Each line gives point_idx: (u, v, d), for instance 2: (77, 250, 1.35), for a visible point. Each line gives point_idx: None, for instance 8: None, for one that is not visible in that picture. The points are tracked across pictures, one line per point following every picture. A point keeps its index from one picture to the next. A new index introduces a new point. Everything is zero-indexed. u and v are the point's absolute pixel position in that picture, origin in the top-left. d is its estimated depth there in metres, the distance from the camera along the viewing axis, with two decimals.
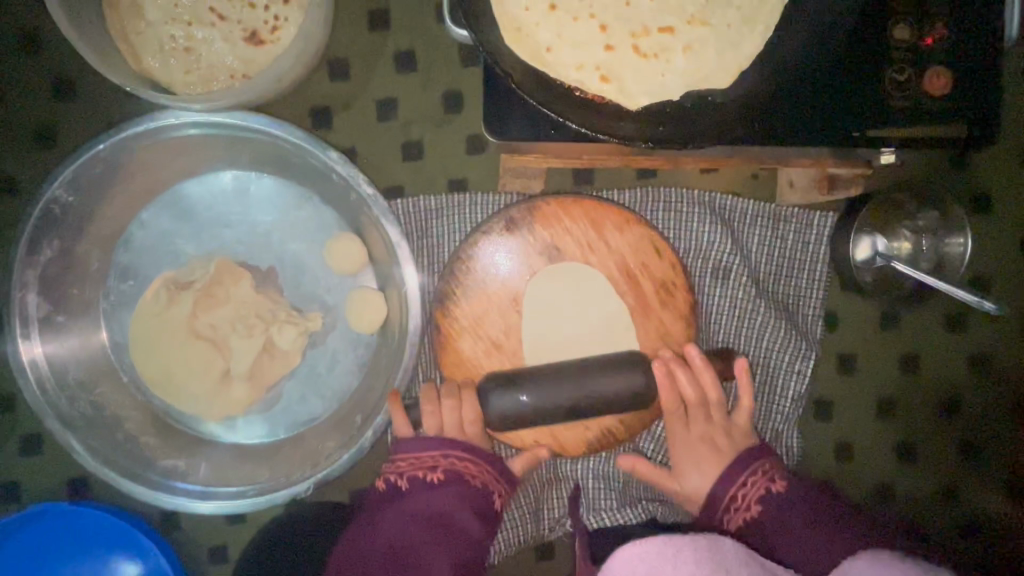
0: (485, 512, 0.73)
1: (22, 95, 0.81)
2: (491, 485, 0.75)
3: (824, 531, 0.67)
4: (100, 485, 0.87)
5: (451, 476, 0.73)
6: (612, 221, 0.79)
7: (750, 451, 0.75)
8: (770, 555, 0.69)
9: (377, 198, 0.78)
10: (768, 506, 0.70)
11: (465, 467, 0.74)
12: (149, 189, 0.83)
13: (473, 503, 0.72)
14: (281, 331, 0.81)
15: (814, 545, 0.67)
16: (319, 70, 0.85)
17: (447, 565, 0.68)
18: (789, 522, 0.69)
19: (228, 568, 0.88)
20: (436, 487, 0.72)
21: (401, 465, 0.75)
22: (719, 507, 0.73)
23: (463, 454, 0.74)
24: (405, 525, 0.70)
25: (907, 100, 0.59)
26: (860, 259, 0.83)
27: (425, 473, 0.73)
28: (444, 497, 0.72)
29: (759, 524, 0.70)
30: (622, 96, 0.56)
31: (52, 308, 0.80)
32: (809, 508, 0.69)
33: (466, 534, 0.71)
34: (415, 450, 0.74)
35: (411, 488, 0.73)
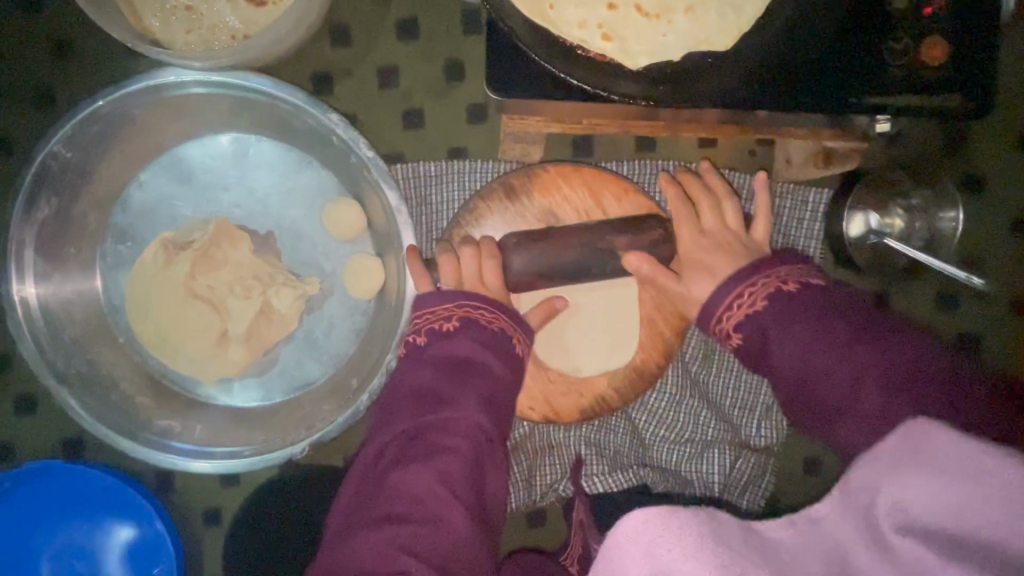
0: (504, 351, 0.64)
1: (21, 52, 0.81)
2: (509, 331, 0.66)
3: (881, 376, 0.52)
4: (95, 447, 0.87)
5: (465, 323, 0.64)
6: (610, 190, 0.79)
7: (759, 264, 0.63)
8: (762, 358, 0.60)
9: (378, 161, 0.78)
10: (766, 313, 0.60)
11: (480, 313, 0.65)
12: (149, 150, 0.83)
13: (491, 343, 0.63)
14: (279, 294, 0.81)
15: (819, 364, 0.55)
16: (321, 35, 0.84)
17: (476, 401, 0.59)
18: (806, 351, 0.56)
19: (222, 531, 0.89)
20: (451, 337, 0.63)
21: (419, 324, 0.67)
22: (712, 321, 0.64)
23: (494, 313, 0.66)
24: (416, 371, 0.62)
25: (903, 70, 0.60)
26: (853, 235, 0.84)
27: (438, 325, 0.65)
28: (455, 347, 0.62)
29: (758, 326, 0.60)
30: (623, 56, 0.56)
31: (48, 267, 0.80)
32: (815, 315, 0.57)
33: (489, 370, 0.62)
34: (433, 303, 0.67)
35: (431, 340, 0.64)
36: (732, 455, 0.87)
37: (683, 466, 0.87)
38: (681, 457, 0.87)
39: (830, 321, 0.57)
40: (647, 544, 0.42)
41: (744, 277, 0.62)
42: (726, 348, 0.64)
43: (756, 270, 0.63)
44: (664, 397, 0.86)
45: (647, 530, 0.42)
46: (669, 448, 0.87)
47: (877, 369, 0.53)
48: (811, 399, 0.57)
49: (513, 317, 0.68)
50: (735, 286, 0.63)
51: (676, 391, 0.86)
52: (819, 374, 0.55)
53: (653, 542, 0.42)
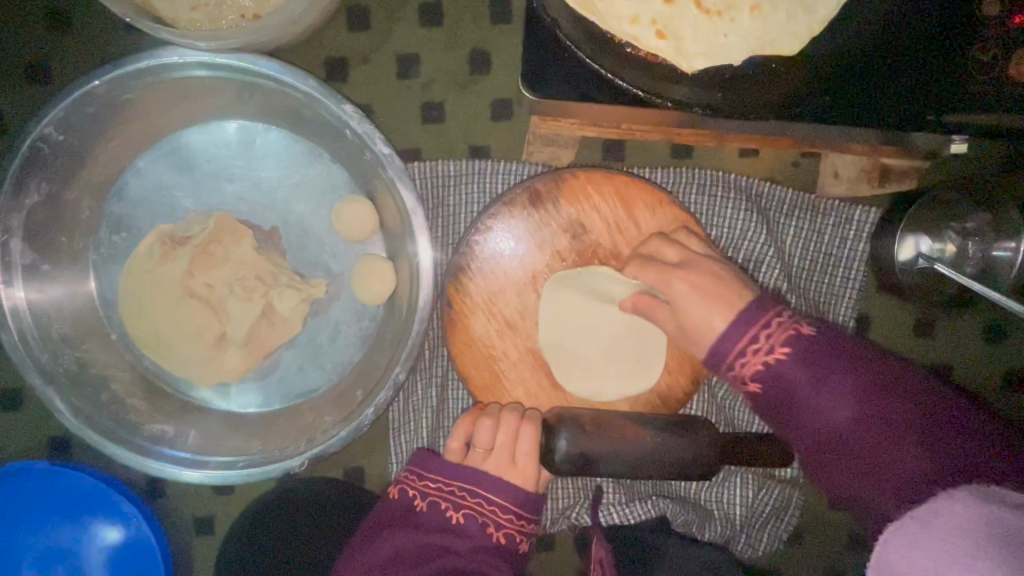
0: (510, 559, 0.65)
1: (14, 23, 0.75)
2: (518, 531, 0.66)
3: (912, 427, 0.49)
4: (84, 447, 0.82)
5: (470, 520, 0.65)
6: (644, 200, 0.73)
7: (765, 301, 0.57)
8: (789, 415, 0.54)
9: (394, 158, 0.72)
10: (793, 362, 0.53)
11: (491, 511, 0.65)
12: (148, 135, 0.77)
13: (500, 558, 0.64)
14: (282, 296, 0.76)
15: (835, 408, 0.51)
16: (337, 17, 0.78)
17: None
18: (834, 403, 0.51)
19: (214, 541, 0.84)
20: (455, 526, 0.64)
21: (428, 493, 0.67)
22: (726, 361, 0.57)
23: (502, 528, 0.65)
24: (416, 548, 0.63)
25: (987, 84, 0.53)
26: (903, 259, 0.77)
27: (446, 507, 0.65)
28: (454, 545, 0.63)
29: (777, 380, 0.53)
30: (678, 56, 0.50)
31: (37, 256, 0.74)
32: (839, 365, 0.52)
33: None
34: (442, 472, 0.68)
35: (430, 514, 0.65)
36: (757, 486, 0.82)
37: (702, 496, 0.82)
38: (700, 486, 0.82)
39: (854, 361, 0.53)
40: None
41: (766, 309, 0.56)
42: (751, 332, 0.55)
43: (764, 310, 0.57)
44: None
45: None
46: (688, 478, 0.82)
47: (901, 461, 0.48)
48: (836, 458, 0.52)
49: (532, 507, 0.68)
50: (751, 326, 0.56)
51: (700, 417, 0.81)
52: (846, 417, 0.51)
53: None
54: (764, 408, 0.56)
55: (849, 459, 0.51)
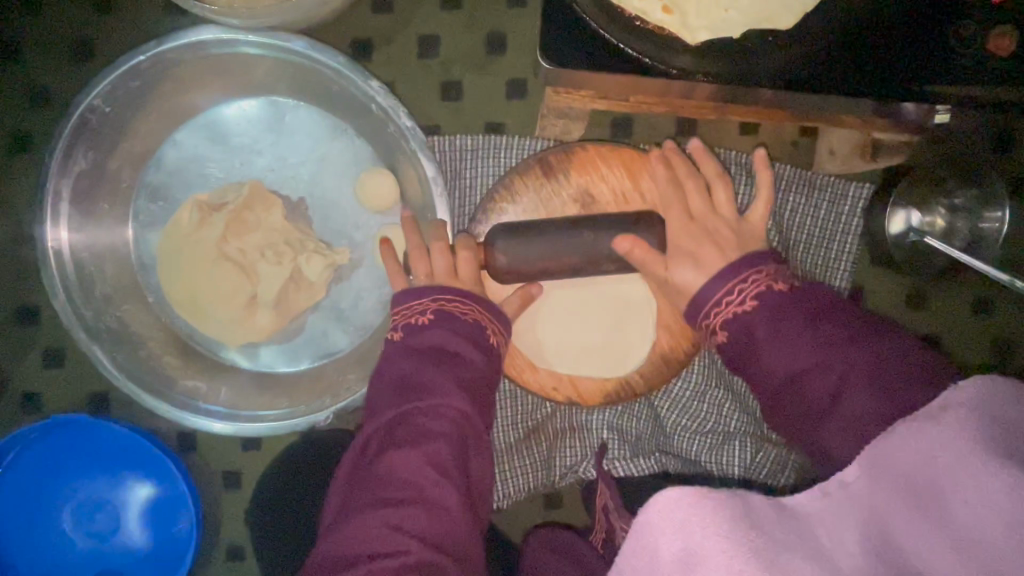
0: (482, 345, 0.62)
1: (62, 3, 0.80)
2: (488, 322, 0.65)
3: (870, 375, 0.51)
4: (121, 403, 0.87)
5: (441, 316, 0.63)
6: (650, 173, 0.78)
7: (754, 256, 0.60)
8: (754, 359, 0.56)
9: (416, 132, 0.77)
10: (759, 316, 0.56)
11: (455, 307, 0.64)
12: (185, 109, 0.83)
13: (471, 335, 0.62)
14: (309, 261, 0.81)
15: (809, 358, 0.53)
16: (363, 0, 0.83)
17: (457, 389, 0.57)
18: (791, 346, 0.54)
19: (241, 495, 0.90)
20: (426, 328, 0.62)
21: (395, 321, 0.65)
22: (706, 307, 0.60)
23: (472, 305, 0.64)
24: (401, 362, 0.60)
25: (971, 58, 0.58)
26: (893, 232, 0.83)
27: (415, 319, 0.64)
28: (436, 339, 0.61)
29: (741, 330, 0.57)
30: (682, 28, 0.55)
31: (82, 221, 0.80)
32: (810, 311, 0.55)
33: (467, 360, 0.60)
34: (408, 299, 0.65)
35: (408, 332, 0.63)
36: (755, 448, 0.85)
37: (703, 457, 0.86)
38: (701, 448, 0.86)
39: (825, 312, 0.56)
40: (679, 522, 0.39)
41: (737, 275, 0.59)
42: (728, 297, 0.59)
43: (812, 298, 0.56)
44: (688, 387, 0.86)
45: (680, 508, 0.39)
46: (690, 439, 0.86)
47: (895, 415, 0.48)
48: (797, 400, 0.55)
49: (492, 311, 0.66)
50: (728, 279, 0.59)
51: (701, 382, 0.85)
52: (805, 369, 0.53)
53: (685, 520, 0.38)
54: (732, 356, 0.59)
55: (807, 401, 0.54)
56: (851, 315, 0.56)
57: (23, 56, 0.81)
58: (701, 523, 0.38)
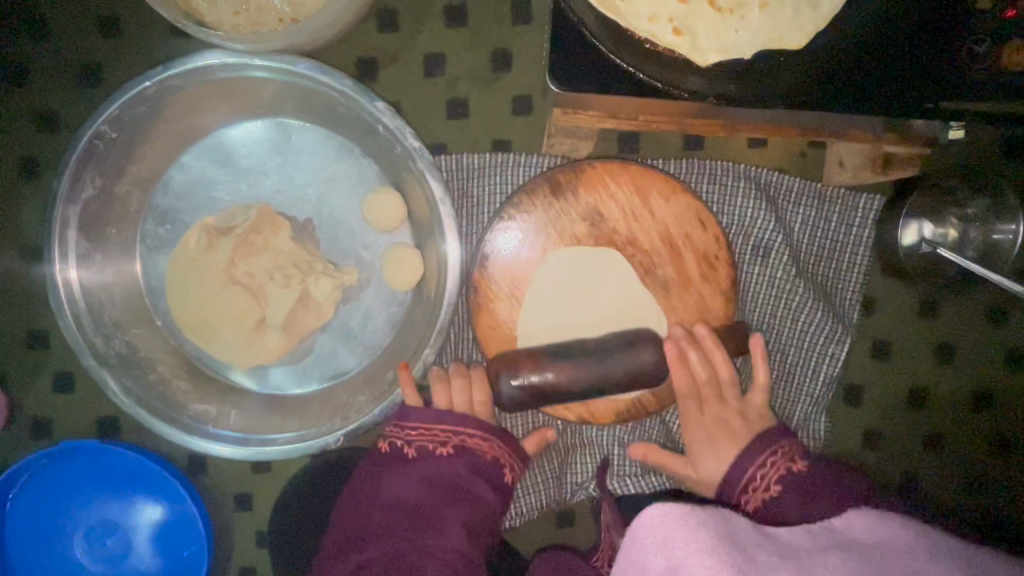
0: (496, 484, 0.72)
1: (67, 29, 0.80)
2: (503, 458, 0.74)
3: (863, 493, 0.64)
4: (132, 427, 0.87)
5: (461, 451, 0.71)
6: (658, 189, 0.77)
7: (763, 440, 0.70)
8: (782, 522, 0.63)
9: (423, 152, 0.77)
10: (779, 494, 0.65)
11: (477, 443, 0.72)
12: (191, 132, 0.82)
13: (487, 476, 0.71)
14: (318, 283, 0.80)
15: (821, 492, 0.64)
16: (367, 20, 0.83)
17: (460, 530, 0.66)
18: (807, 490, 0.64)
19: (252, 517, 0.89)
20: (446, 460, 0.70)
21: (413, 434, 0.72)
22: (738, 488, 0.68)
23: (494, 442, 0.73)
24: (409, 485, 0.69)
25: (982, 72, 0.57)
26: (906, 243, 0.82)
27: (434, 446, 0.71)
28: (449, 473, 0.69)
29: (771, 510, 0.64)
30: (693, 51, 0.54)
31: (90, 246, 0.80)
32: (814, 465, 0.67)
33: (481, 502, 0.70)
34: (424, 420, 0.73)
35: (423, 455, 0.71)
36: None
37: None
38: None
39: (838, 490, 0.64)
40: (663, 539, 0.46)
41: None
42: None
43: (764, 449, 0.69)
44: None
45: (663, 524, 0.47)
46: None
47: (835, 481, 0.65)
48: (809, 503, 0.63)
49: (506, 441, 0.75)
50: (753, 461, 0.69)
51: None
52: None
53: (669, 536, 0.46)
54: (763, 515, 0.65)
55: (817, 499, 0.63)
56: (850, 477, 0.67)
57: (30, 83, 0.81)
58: (682, 540, 0.45)
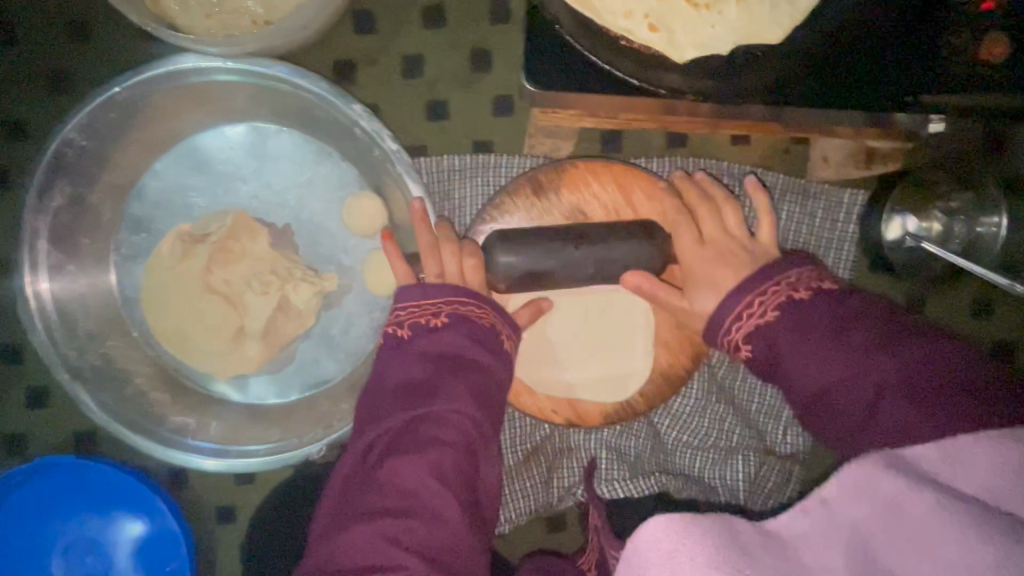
0: (494, 347, 0.62)
1: (34, 34, 0.78)
2: (497, 325, 0.64)
3: (899, 378, 0.48)
4: (109, 440, 0.85)
5: (453, 318, 0.61)
6: (642, 188, 0.77)
7: (772, 266, 0.58)
8: (776, 371, 0.55)
9: (402, 154, 0.76)
10: (778, 323, 0.55)
11: (467, 308, 0.62)
12: (165, 138, 0.81)
13: (484, 339, 0.61)
14: (297, 289, 0.79)
15: (829, 371, 0.51)
16: (343, 21, 0.82)
17: (465, 395, 0.56)
18: (824, 359, 0.52)
19: (235, 530, 0.87)
20: (440, 331, 0.60)
21: (402, 315, 0.62)
22: (719, 336, 0.59)
23: (485, 307, 0.63)
24: (405, 365, 0.59)
25: (959, 67, 0.57)
26: (890, 238, 0.82)
27: (425, 320, 0.61)
28: (441, 342, 0.59)
29: (762, 346, 0.55)
30: (670, 47, 0.53)
31: (61, 257, 0.77)
32: (822, 325, 0.53)
33: (478, 364, 0.59)
34: (414, 298, 0.63)
35: (417, 334, 0.61)
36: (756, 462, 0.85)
37: (706, 472, 0.85)
38: (704, 463, 0.85)
39: (845, 321, 0.53)
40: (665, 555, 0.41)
41: (754, 284, 0.57)
42: (738, 317, 0.57)
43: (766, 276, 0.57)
44: (688, 401, 0.85)
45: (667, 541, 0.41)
46: (691, 455, 0.85)
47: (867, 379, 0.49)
48: (834, 414, 0.52)
49: (501, 313, 0.65)
50: (745, 294, 0.57)
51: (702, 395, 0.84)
52: (833, 380, 0.51)
53: (674, 550, 0.40)
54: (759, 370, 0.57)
55: (842, 414, 0.51)
56: (862, 305, 0.54)
57: None
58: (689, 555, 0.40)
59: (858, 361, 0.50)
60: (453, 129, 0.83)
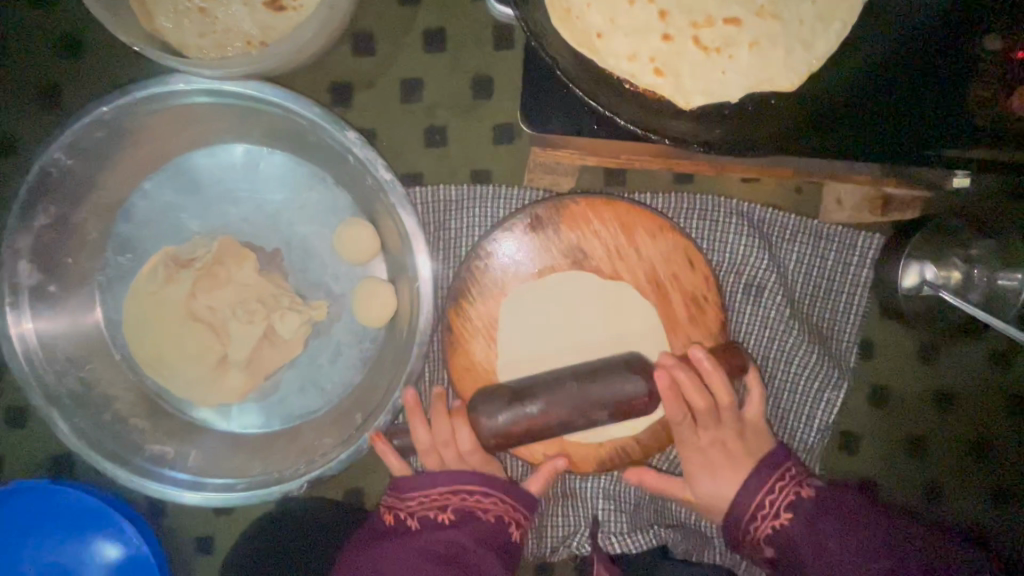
0: (500, 547, 0.63)
1: (25, 48, 0.76)
2: (508, 516, 0.65)
3: (882, 550, 0.57)
4: (87, 465, 0.83)
5: (461, 515, 0.63)
6: (644, 226, 0.73)
7: (754, 380, 0.65)
8: (798, 553, 0.60)
9: (395, 184, 0.73)
10: (798, 527, 0.61)
11: (476, 500, 0.64)
12: (153, 158, 0.78)
13: (493, 541, 0.63)
14: (283, 318, 0.76)
15: (843, 567, 0.58)
16: (342, 44, 0.79)
17: (495, 563, 0.61)
18: (847, 550, 0.58)
19: (212, 563, 0.84)
20: (446, 529, 0.62)
21: (413, 505, 0.65)
22: (740, 525, 0.64)
23: (490, 498, 0.65)
24: (398, 562, 0.60)
25: (989, 119, 0.54)
26: (906, 286, 0.77)
27: (433, 513, 0.64)
28: (455, 539, 0.61)
29: (785, 544, 0.61)
30: (676, 93, 0.51)
31: (44, 277, 0.75)
32: (841, 518, 0.60)
33: (485, 571, 0.61)
34: (416, 488, 0.65)
35: (461, 524, 0.63)
36: None
37: (703, 524, 0.82)
38: (701, 514, 0.82)
39: (852, 518, 0.60)
40: None
41: (767, 475, 0.64)
42: (761, 498, 0.63)
43: (770, 473, 0.64)
44: (687, 449, 0.81)
45: None
46: (689, 505, 0.81)
47: (850, 552, 0.58)
48: (816, 565, 0.59)
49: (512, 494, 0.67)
50: (764, 480, 0.64)
51: None
52: (853, 566, 0.57)
53: None
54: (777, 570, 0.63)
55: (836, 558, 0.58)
56: (856, 501, 0.62)
57: None
58: None
59: (860, 553, 0.58)
60: (452, 156, 0.80)
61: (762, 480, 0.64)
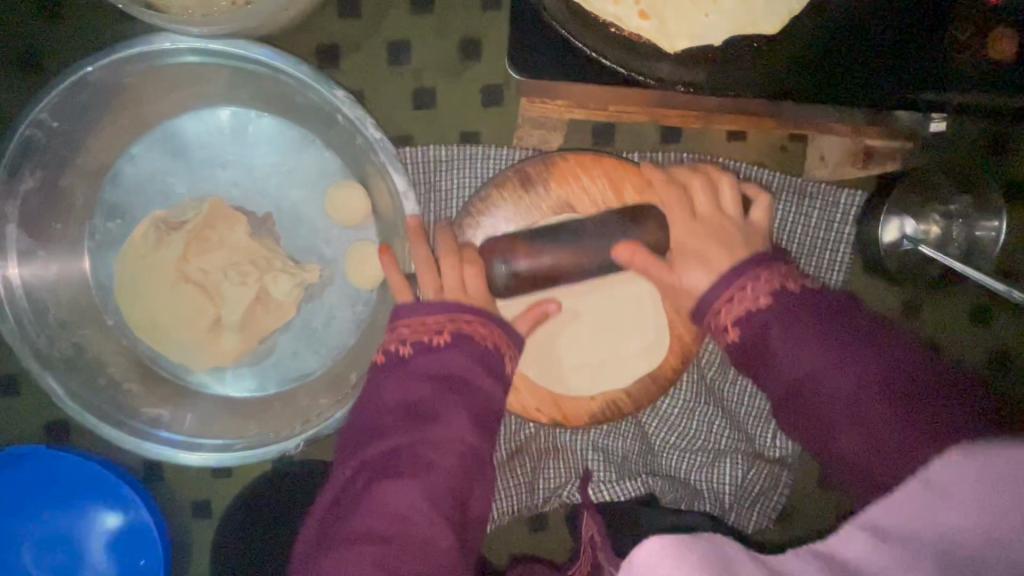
0: (493, 368, 0.58)
1: (6, 11, 0.75)
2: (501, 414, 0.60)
3: (881, 381, 0.49)
4: (82, 432, 0.83)
5: (458, 338, 0.58)
6: (634, 182, 0.73)
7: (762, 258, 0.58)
8: (759, 361, 0.55)
9: (385, 143, 0.73)
10: (774, 313, 0.54)
11: (474, 329, 0.59)
12: (140, 122, 0.78)
13: (484, 362, 0.58)
14: (276, 280, 0.77)
15: (808, 364, 0.52)
16: (328, 5, 0.79)
17: (467, 422, 0.54)
18: (807, 354, 0.52)
19: (210, 525, 0.85)
20: (441, 352, 0.57)
21: (405, 332, 0.59)
22: (709, 312, 0.58)
23: (489, 327, 0.60)
24: (401, 380, 0.56)
25: (965, 63, 0.56)
26: (886, 241, 0.79)
27: (427, 337, 0.58)
28: (442, 380, 0.56)
29: (755, 327, 0.55)
30: (659, 36, 0.55)
31: (32, 242, 0.75)
32: (816, 321, 0.53)
33: (481, 391, 0.57)
34: (419, 313, 0.60)
35: (457, 344, 0.57)
36: (746, 465, 0.84)
37: (692, 475, 0.84)
38: (690, 466, 0.84)
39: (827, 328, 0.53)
40: None
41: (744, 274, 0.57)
42: (727, 303, 0.56)
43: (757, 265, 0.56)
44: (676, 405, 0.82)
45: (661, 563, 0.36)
46: (678, 457, 0.84)
47: (812, 367, 0.52)
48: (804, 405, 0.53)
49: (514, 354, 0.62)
50: (733, 280, 0.57)
51: (690, 401, 0.82)
52: (816, 372, 0.52)
53: None
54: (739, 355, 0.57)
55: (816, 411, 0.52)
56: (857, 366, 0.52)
57: None
58: None
59: (835, 356, 0.51)
60: (442, 118, 0.80)
61: (740, 275, 0.56)
